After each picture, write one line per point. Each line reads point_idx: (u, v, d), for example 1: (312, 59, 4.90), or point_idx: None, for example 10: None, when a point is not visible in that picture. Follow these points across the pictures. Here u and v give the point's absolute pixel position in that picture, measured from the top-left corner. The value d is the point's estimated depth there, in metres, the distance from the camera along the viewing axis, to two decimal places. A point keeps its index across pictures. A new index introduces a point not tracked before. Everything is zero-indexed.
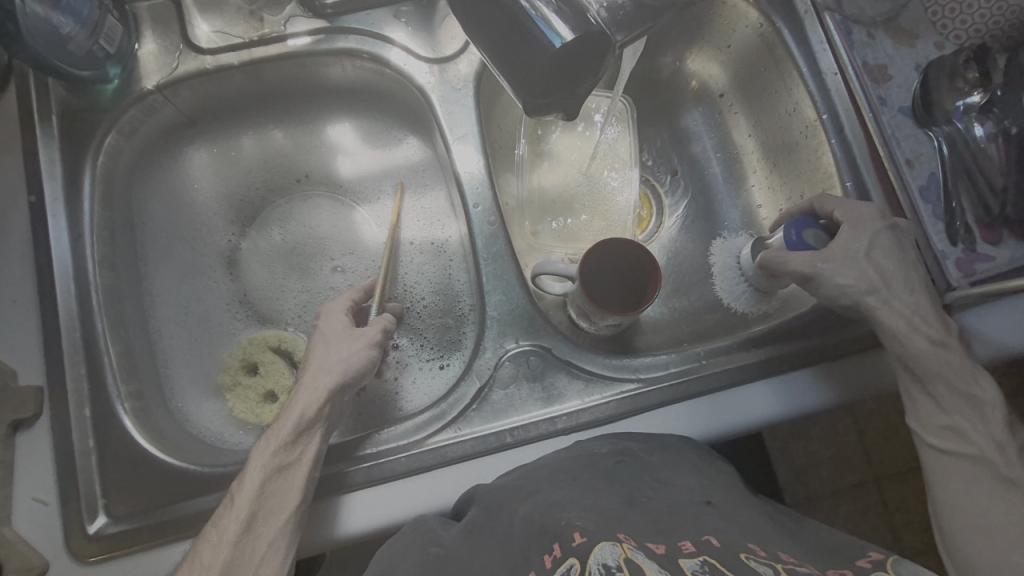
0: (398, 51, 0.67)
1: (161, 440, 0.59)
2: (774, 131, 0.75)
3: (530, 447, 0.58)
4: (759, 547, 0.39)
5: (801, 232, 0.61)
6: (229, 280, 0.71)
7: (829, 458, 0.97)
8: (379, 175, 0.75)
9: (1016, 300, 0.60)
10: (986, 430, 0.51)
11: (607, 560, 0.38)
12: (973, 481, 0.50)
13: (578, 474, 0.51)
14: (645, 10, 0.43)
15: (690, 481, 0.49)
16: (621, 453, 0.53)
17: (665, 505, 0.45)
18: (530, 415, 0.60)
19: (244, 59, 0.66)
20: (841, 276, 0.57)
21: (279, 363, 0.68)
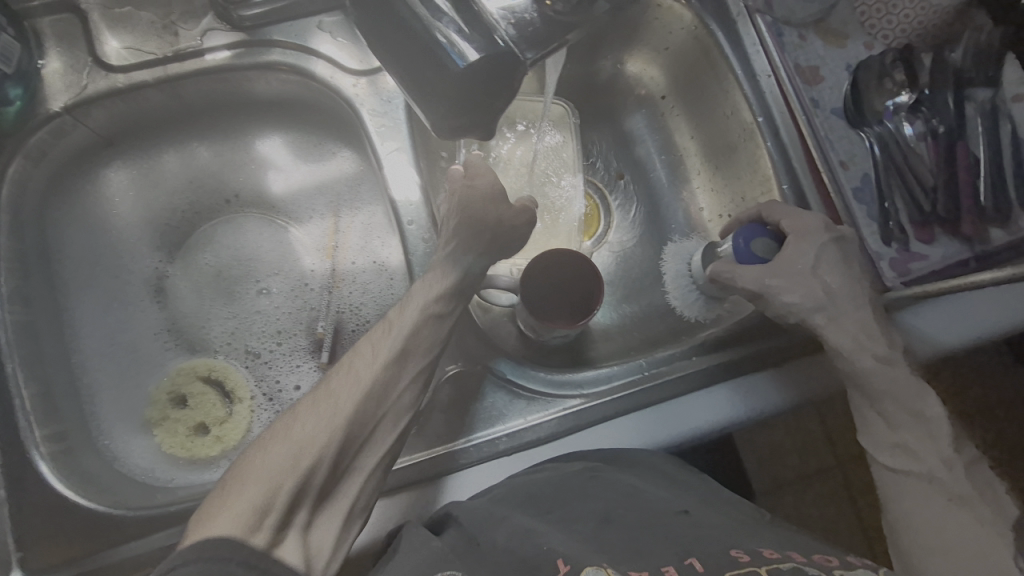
0: (323, 64, 0.64)
1: (85, 483, 0.56)
2: (714, 133, 0.74)
3: (462, 475, 0.57)
4: (743, 553, 0.39)
5: (750, 243, 0.60)
6: (157, 308, 0.68)
7: (793, 446, 1.02)
8: (313, 191, 0.73)
9: (952, 298, 0.60)
10: (933, 446, 0.52)
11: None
12: (924, 497, 0.51)
13: (544, 498, 0.49)
14: (555, 25, 0.41)
15: (664, 492, 0.48)
16: (593, 469, 0.51)
17: (639, 522, 0.44)
18: (459, 442, 0.58)
19: (158, 76, 0.63)
20: (787, 294, 0.57)
21: (210, 394, 0.66)
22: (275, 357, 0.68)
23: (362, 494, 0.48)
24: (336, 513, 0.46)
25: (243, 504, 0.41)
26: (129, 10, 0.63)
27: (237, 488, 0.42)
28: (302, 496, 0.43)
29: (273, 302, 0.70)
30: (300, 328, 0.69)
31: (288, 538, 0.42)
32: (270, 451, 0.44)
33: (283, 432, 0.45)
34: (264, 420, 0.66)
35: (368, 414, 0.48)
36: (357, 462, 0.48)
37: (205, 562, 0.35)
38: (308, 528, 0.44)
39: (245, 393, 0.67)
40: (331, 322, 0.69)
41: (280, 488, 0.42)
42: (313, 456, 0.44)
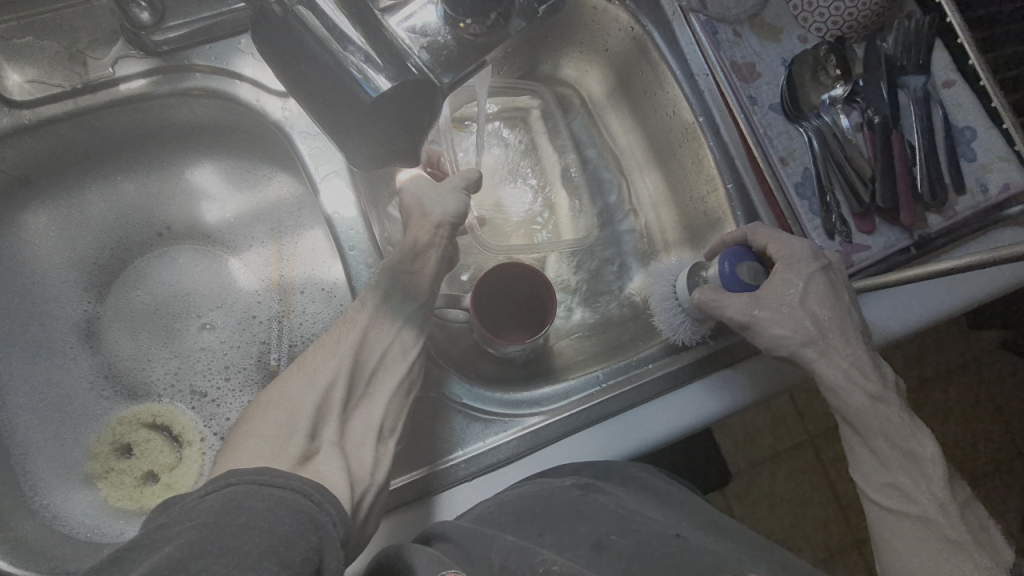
0: (246, 86, 0.61)
1: (20, 549, 0.51)
2: (658, 133, 0.73)
3: (450, 493, 0.56)
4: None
5: (736, 267, 0.58)
6: (89, 355, 0.65)
7: (764, 425, 1.01)
8: (250, 219, 0.71)
9: (901, 288, 0.60)
10: (919, 481, 0.50)
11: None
12: (907, 528, 0.49)
13: (530, 519, 0.47)
14: (469, 47, 0.41)
15: (659, 514, 0.48)
16: (585, 486, 0.50)
17: (636, 547, 0.44)
18: (441, 460, 0.57)
19: (69, 110, 0.59)
20: (777, 327, 0.55)
21: (155, 440, 0.64)
22: (223, 394, 0.66)
23: (388, 412, 0.53)
24: (366, 429, 0.52)
25: (270, 426, 0.48)
26: (30, 39, 0.58)
27: (260, 419, 0.49)
28: (323, 416, 0.50)
29: (215, 336, 0.68)
30: (248, 362, 0.67)
31: (322, 450, 0.48)
32: (289, 379, 0.52)
33: (301, 368, 0.52)
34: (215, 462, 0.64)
35: (370, 348, 0.54)
36: (373, 387, 0.54)
37: (260, 484, 0.37)
38: (341, 439, 0.50)
39: (194, 435, 0.65)
40: (279, 353, 0.67)
41: (302, 398, 0.50)
42: (327, 378, 0.51)
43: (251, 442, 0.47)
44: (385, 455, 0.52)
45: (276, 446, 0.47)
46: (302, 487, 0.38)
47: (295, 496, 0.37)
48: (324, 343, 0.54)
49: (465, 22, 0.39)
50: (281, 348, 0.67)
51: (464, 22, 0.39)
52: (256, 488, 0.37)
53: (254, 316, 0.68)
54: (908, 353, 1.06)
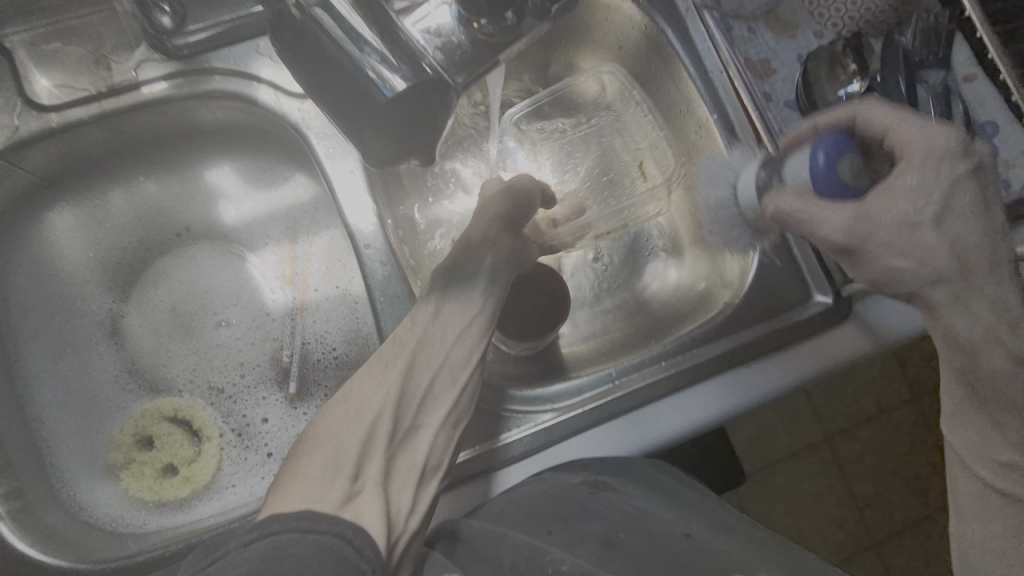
0: (266, 89, 0.63)
1: (48, 538, 0.53)
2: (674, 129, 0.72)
3: (500, 474, 0.57)
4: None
5: (834, 159, 0.46)
6: (113, 351, 0.67)
7: (779, 423, 1.00)
8: (266, 219, 0.72)
9: None
10: None
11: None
12: None
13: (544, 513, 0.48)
14: (483, 47, 0.42)
15: (670, 515, 0.49)
16: (595, 485, 0.50)
17: (646, 553, 0.45)
18: (495, 441, 0.58)
19: (93, 113, 0.60)
20: (889, 252, 0.46)
21: (177, 434, 0.65)
22: (241, 390, 0.67)
23: (433, 448, 0.52)
24: (410, 469, 0.51)
25: (317, 465, 0.48)
26: (58, 45, 0.60)
27: (308, 457, 0.49)
28: (368, 451, 0.49)
29: (234, 333, 0.69)
30: (266, 359, 0.68)
31: (366, 490, 0.47)
32: (333, 418, 0.51)
33: (349, 401, 0.52)
34: (234, 455, 0.65)
35: (418, 377, 0.53)
36: (422, 418, 0.53)
37: (301, 531, 0.40)
38: (385, 478, 0.49)
39: (213, 431, 0.66)
40: (295, 351, 0.68)
41: (347, 440, 0.49)
42: (375, 409, 0.51)
43: (298, 480, 0.47)
44: (424, 496, 0.51)
45: (320, 489, 0.45)
46: (345, 533, 0.41)
47: (335, 540, 0.41)
48: (368, 383, 0.53)
49: (478, 23, 0.40)
50: (298, 346, 0.68)
51: (477, 23, 0.40)
52: (300, 536, 0.40)
53: (268, 321, 0.69)
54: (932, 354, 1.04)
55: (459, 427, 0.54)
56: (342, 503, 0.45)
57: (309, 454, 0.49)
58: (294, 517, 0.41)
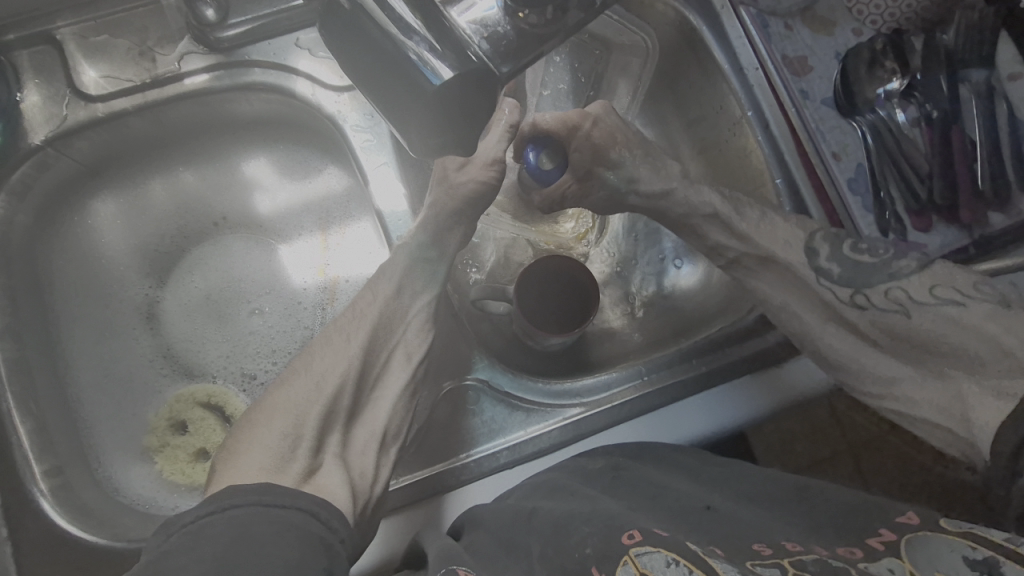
0: (303, 81, 0.64)
1: (86, 515, 0.55)
2: (706, 129, 0.72)
3: (463, 490, 0.56)
4: (765, 546, 0.38)
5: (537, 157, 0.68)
6: (150, 336, 0.68)
7: (802, 434, 0.92)
8: (300, 211, 0.72)
9: None
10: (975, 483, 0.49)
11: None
12: None
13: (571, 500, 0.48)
14: (528, 37, 0.42)
15: (689, 486, 0.47)
16: (616, 467, 0.51)
17: (668, 513, 0.43)
18: (459, 458, 0.57)
19: (138, 103, 0.62)
20: None
21: (209, 419, 0.66)
22: (271, 377, 0.68)
23: (393, 415, 0.52)
24: (370, 437, 0.51)
25: (275, 437, 0.46)
26: (105, 37, 0.62)
27: (265, 428, 0.47)
28: (329, 424, 0.49)
29: (266, 322, 0.70)
30: (297, 347, 0.69)
31: (326, 464, 0.46)
32: (292, 389, 0.49)
33: (308, 373, 0.51)
34: None
35: (376, 351, 0.54)
36: (379, 389, 0.53)
37: (264, 506, 0.38)
38: (343, 449, 0.49)
39: None
40: None
41: (306, 413, 0.48)
42: (336, 383, 0.50)
43: (253, 454, 0.45)
44: (385, 463, 0.51)
45: (277, 462, 0.44)
46: (309, 507, 0.39)
47: (298, 513, 0.38)
48: (327, 357, 0.52)
49: (524, 11, 0.41)
50: None
51: (523, 12, 0.41)
52: (258, 509, 0.37)
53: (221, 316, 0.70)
54: None
55: (417, 396, 0.55)
56: (303, 479, 0.43)
57: (264, 421, 0.47)
58: (252, 490, 0.38)
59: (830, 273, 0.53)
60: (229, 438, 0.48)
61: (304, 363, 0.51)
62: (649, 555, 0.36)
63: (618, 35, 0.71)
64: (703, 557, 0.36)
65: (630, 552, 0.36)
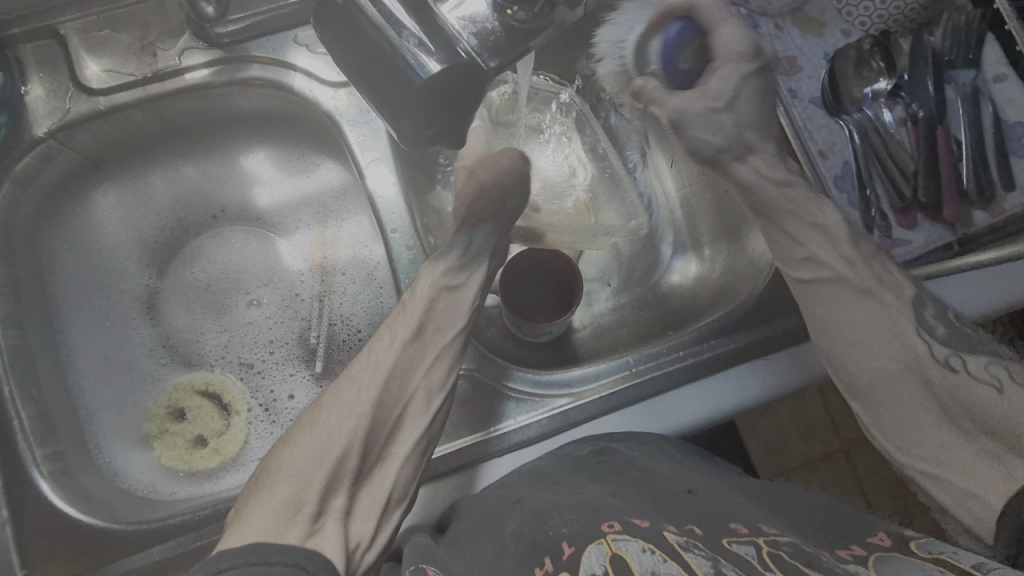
0: (300, 76, 0.65)
1: (84, 499, 0.57)
2: None
3: (455, 476, 0.58)
4: (740, 525, 0.41)
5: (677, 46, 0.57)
6: (149, 326, 0.69)
7: (795, 434, 1.00)
8: (298, 203, 0.74)
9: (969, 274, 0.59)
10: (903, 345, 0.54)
11: (595, 567, 0.37)
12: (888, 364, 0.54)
13: (561, 479, 0.49)
14: (517, 33, 0.41)
15: (672, 472, 0.49)
16: (602, 453, 0.53)
17: (649, 498, 0.45)
18: (447, 446, 0.59)
19: (140, 96, 0.64)
20: None
21: (207, 408, 0.66)
22: (268, 366, 0.69)
23: (399, 477, 0.50)
24: (373, 503, 0.48)
25: (280, 497, 0.44)
26: (108, 32, 0.64)
27: (270, 489, 0.45)
28: (335, 485, 0.46)
29: (262, 312, 0.71)
30: (293, 338, 0.70)
31: (327, 527, 0.44)
32: (299, 448, 0.48)
33: (317, 429, 0.49)
34: (262, 430, 0.67)
35: (392, 401, 0.51)
36: (391, 447, 0.51)
37: (251, 566, 0.37)
38: (347, 514, 0.46)
39: (242, 405, 0.67)
40: (321, 331, 0.70)
41: (312, 474, 0.46)
42: (343, 442, 0.48)
43: (256, 516, 0.43)
44: (387, 527, 0.49)
45: (280, 523, 0.42)
46: (296, 560, 0.39)
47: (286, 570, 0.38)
48: (335, 412, 0.50)
49: (513, 8, 0.40)
50: (325, 326, 0.70)
51: (511, 8, 0.40)
52: (248, 569, 0.37)
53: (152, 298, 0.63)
54: None
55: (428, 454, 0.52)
56: (306, 536, 0.42)
57: (272, 480, 0.46)
58: (244, 549, 0.38)
59: (935, 329, 0.50)
60: (236, 502, 0.46)
61: (314, 418, 0.50)
62: (628, 540, 0.38)
63: None
64: (680, 551, 0.37)
65: (608, 537, 0.39)
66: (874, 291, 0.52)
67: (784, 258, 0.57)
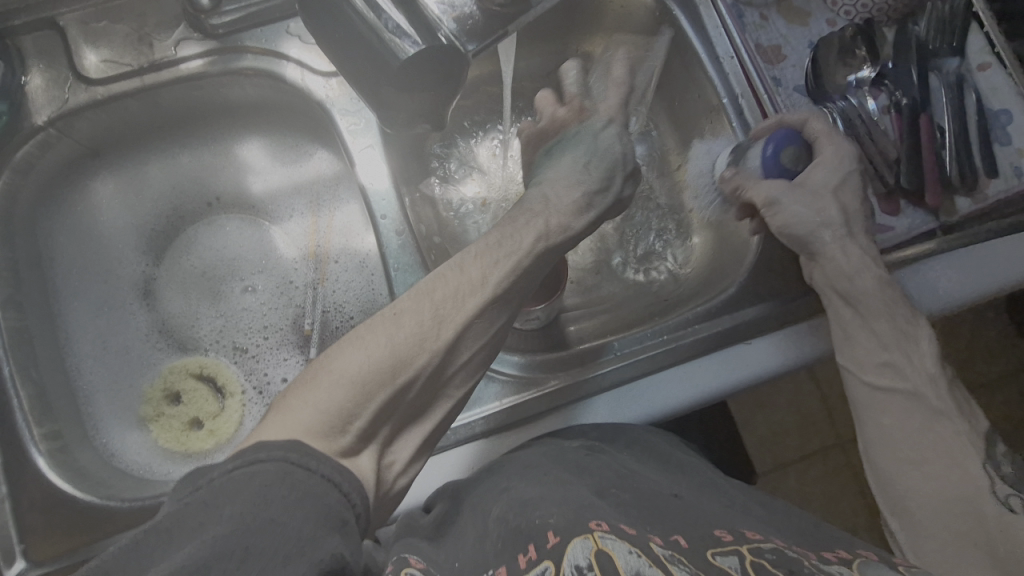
0: (293, 66, 0.66)
1: (81, 477, 0.58)
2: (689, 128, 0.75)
3: (442, 455, 0.59)
4: (725, 533, 0.41)
5: (779, 150, 0.61)
6: (145, 311, 0.71)
7: (792, 426, 1.03)
8: (291, 192, 0.75)
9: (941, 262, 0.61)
10: (919, 364, 0.53)
11: (579, 560, 0.36)
12: (908, 410, 0.53)
13: (547, 469, 0.50)
14: (495, 18, 0.43)
15: (659, 476, 0.50)
16: (590, 447, 0.53)
17: (633, 498, 0.45)
18: None
19: (137, 86, 0.65)
20: None
21: (201, 391, 0.68)
22: (262, 351, 0.70)
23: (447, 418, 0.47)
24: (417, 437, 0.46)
25: (333, 403, 0.40)
26: (106, 23, 0.65)
27: (322, 390, 0.41)
28: (386, 412, 0.42)
29: (256, 298, 0.72)
30: (287, 324, 0.71)
31: (369, 448, 0.42)
32: (364, 350, 0.42)
33: (386, 332, 0.43)
34: (255, 413, 0.68)
35: (470, 342, 0.46)
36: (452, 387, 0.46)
37: (290, 463, 0.35)
38: (390, 441, 0.44)
39: (236, 388, 0.69)
40: (314, 317, 0.71)
41: (370, 393, 0.41)
42: (410, 370, 0.42)
43: (300, 408, 0.40)
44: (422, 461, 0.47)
45: (326, 430, 0.39)
46: (332, 475, 0.37)
47: (321, 486, 0.36)
48: (408, 323, 0.43)
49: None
50: (318, 312, 0.71)
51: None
52: (287, 467, 0.35)
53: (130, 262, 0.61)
54: (962, 354, 1.01)
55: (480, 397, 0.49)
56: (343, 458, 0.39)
57: (329, 368, 0.42)
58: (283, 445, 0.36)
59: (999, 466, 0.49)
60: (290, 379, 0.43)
61: (391, 315, 0.44)
62: (613, 539, 0.38)
63: (600, 12, 0.74)
64: (664, 561, 0.36)
65: (594, 533, 0.38)
66: (951, 416, 0.51)
67: (856, 358, 0.56)
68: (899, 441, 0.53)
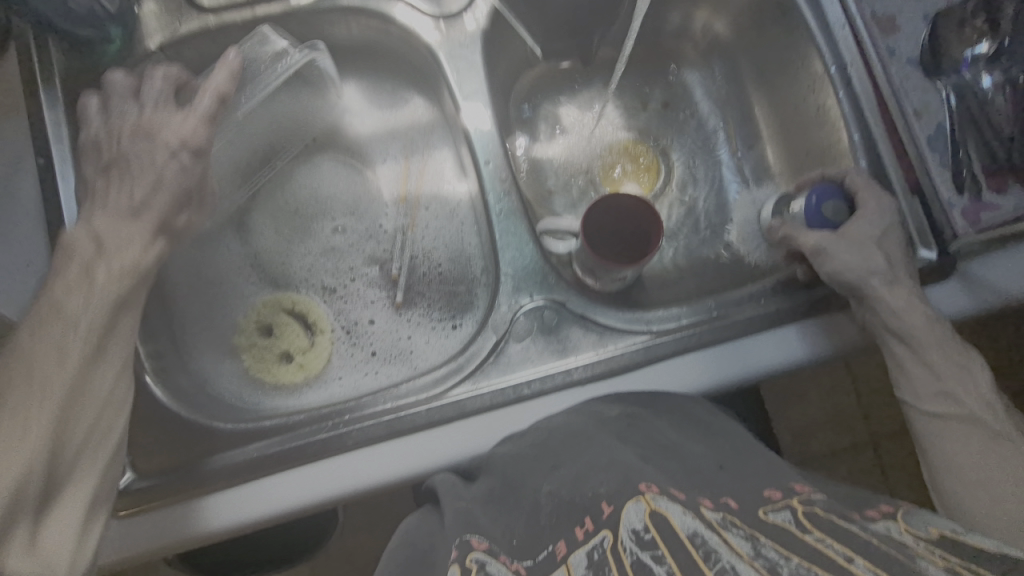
0: (403, 7, 0.66)
1: (180, 396, 0.60)
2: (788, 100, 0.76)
3: (539, 401, 0.59)
4: (774, 491, 0.41)
5: (821, 202, 0.64)
6: (239, 243, 0.72)
7: (824, 420, 1.02)
8: (386, 136, 0.75)
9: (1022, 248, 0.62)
10: (975, 392, 0.54)
11: (635, 524, 0.37)
12: (966, 435, 0.54)
13: (590, 435, 0.49)
14: None
15: (702, 449, 0.48)
16: (630, 416, 0.52)
17: (680, 467, 0.44)
18: (527, 374, 0.60)
19: (246, 17, 0.65)
20: None
21: (292, 325, 0.69)
22: (350, 292, 0.72)
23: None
24: None
25: None
26: None
27: None
28: None
29: (347, 239, 0.73)
30: (373, 267, 0.72)
31: None
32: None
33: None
34: (344, 352, 0.69)
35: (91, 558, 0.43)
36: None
37: None
38: None
39: (326, 325, 0.70)
40: (403, 262, 0.72)
41: None
42: None
43: None
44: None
45: None
46: None
47: None
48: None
49: None
50: (409, 257, 0.72)
51: None
52: None
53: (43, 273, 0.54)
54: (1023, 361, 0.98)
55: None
56: None
57: None
58: None
59: None
60: None
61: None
62: (667, 501, 0.38)
63: None
64: (719, 526, 0.36)
65: (646, 495, 0.38)
66: (1012, 438, 0.52)
67: (914, 390, 0.57)
68: (961, 465, 0.53)
